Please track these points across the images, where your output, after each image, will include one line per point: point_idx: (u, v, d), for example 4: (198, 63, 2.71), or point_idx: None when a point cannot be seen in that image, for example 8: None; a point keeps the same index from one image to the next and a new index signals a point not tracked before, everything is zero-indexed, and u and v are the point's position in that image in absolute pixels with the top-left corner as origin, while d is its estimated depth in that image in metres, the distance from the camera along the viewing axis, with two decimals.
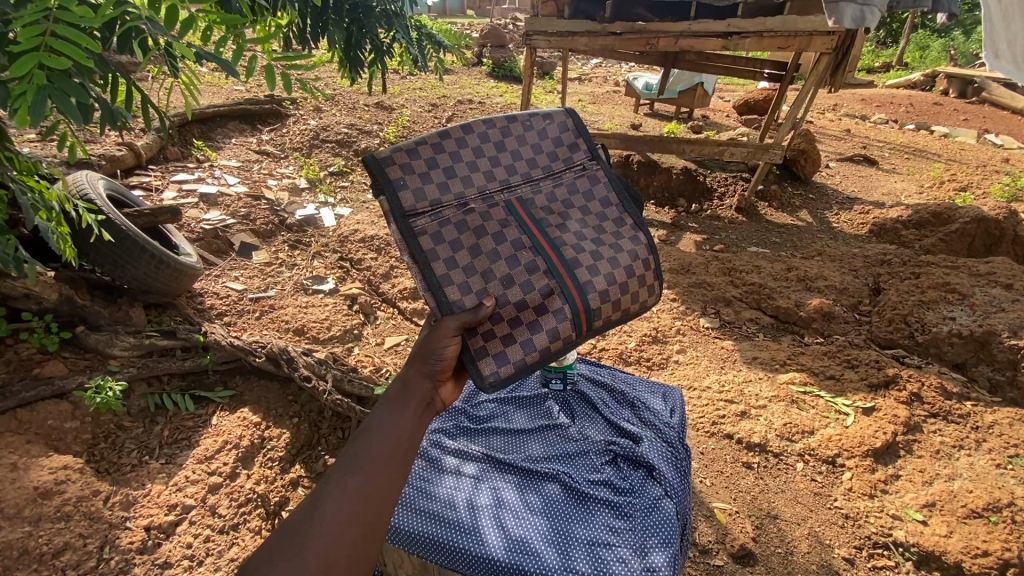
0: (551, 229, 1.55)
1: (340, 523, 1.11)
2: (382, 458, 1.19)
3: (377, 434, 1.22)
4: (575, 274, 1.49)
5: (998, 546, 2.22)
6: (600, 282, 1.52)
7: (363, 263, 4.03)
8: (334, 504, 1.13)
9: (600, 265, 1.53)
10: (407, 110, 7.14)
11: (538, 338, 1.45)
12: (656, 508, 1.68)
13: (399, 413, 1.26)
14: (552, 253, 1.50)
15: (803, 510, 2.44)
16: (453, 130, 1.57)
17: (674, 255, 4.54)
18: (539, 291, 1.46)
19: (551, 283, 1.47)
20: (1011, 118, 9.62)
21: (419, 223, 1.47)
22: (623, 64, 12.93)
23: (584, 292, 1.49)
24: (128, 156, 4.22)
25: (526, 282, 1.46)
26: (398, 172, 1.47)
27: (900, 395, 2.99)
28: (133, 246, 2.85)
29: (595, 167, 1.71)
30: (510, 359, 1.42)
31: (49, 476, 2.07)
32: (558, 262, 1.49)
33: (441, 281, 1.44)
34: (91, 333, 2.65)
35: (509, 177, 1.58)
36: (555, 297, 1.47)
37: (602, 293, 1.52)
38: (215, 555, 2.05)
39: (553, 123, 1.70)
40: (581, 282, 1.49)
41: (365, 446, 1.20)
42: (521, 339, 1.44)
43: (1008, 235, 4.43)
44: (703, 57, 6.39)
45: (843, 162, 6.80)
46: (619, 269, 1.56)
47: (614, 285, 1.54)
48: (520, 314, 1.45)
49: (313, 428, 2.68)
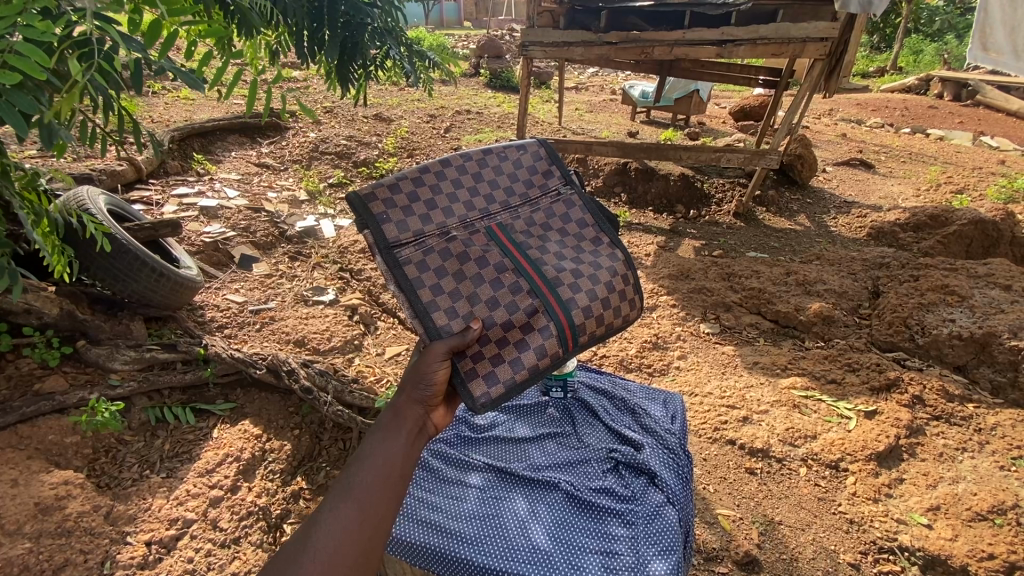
0: (533, 251, 1.56)
1: (336, 549, 1.12)
2: (378, 484, 1.21)
3: (372, 461, 1.24)
4: (558, 292, 1.50)
5: (1003, 548, 2.21)
6: (584, 298, 1.52)
7: (363, 273, 4.06)
8: (330, 526, 1.14)
9: (582, 282, 1.54)
10: (405, 121, 7.19)
11: (525, 356, 1.45)
12: (657, 516, 1.68)
13: (393, 439, 1.28)
14: (535, 274, 1.51)
15: (808, 516, 2.43)
16: (432, 165, 1.60)
17: (672, 261, 4.56)
18: (524, 310, 1.46)
19: (535, 302, 1.48)
20: (1006, 120, 9.65)
21: (404, 254, 1.49)
22: (618, 75, 13.11)
23: (569, 309, 1.49)
24: (128, 170, 4.25)
25: (511, 303, 1.47)
26: (381, 207, 1.50)
27: (901, 399, 2.99)
28: (133, 260, 2.85)
29: (569, 192, 1.74)
30: (500, 378, 1.42)
31: (50, 491, 2.07)
32: (542, 281, 1.50)
33: (428, 307, 1.45)
34: (92, 348, 2.64)
35: (488, 206, 1.61)
36: (541, 315, 1.47)
37: (585, 309, 1.52)
38: (216, 570, 2.04)
39: (527, 153, 1.74)
40: (564, 300, 1.50)
41: (360, 472, 1.22)
42: (509, 358, 1.44)
43: (1005, 236, 4.46)
44: (697, 66, 6.48)
45: (839, 166, 6.84)
46: (600, 284, 1.57)
47: (596, 301, 1.54)
48: (505, 336, 1.45)
49: (314, 440, 2.69)
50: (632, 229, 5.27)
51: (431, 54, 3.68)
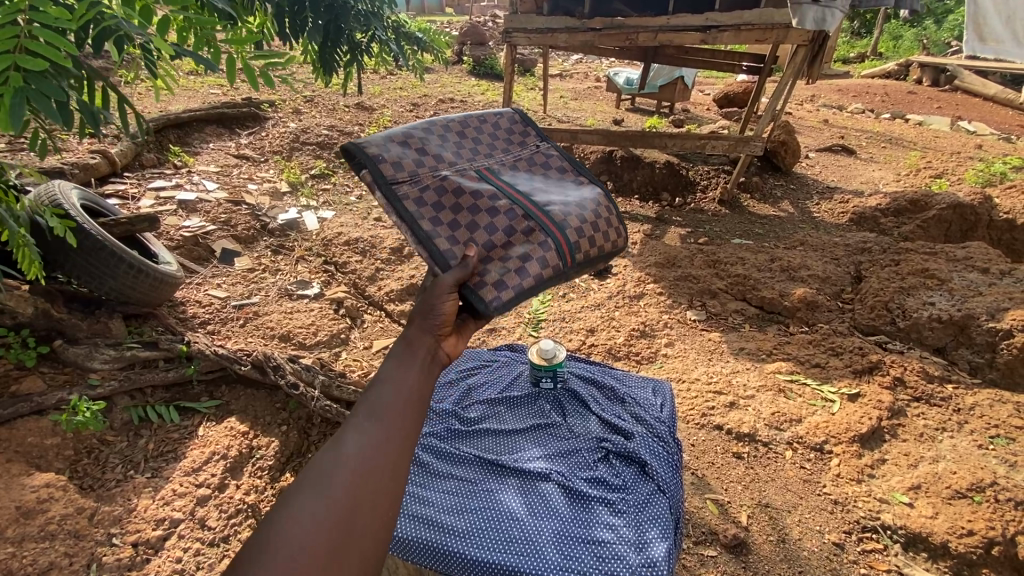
0: (522, 187, 1.61)
1: (363, 474, 1.02)
2: (401, 405, 1.11)
3: (395, 384, 1.14)
4: (551, 215, 1.54)
5: (982, 525, 2.27)
6: (576, 219, 1.55)
7: (348, 266, 4.00)
8: (356, 453, 1.03)
9: (572, 208, 1.58)
10: (388, 110, 7.07)
11: (529, 267, 1.45)
12: (649, 505, 1.70)
13: (408, 367, 1.18)
14: (526, 201, 1.55)
15: (794, 498, 2.48)
16: (420, 122, 1.67)
17: (659, 249, 4.57)
18: (523, 229, 1.49)
19: (532, 223, 1.50)
20: (983, 105, 9.85)
21: (401, 191, 1.51)
22: (602, 62, 13.04)
23: (564, 227, 1.53)
24: (102, 163, 4.13)
25: (509, 225, 1.49)
26: (376, 150, 1.53)
27: (883, 381, 3.05)
28: (109, 256, 2.78)
29: (547, 147, 1.82)
30: (507, 285, 1.41)
31: (31, 495, 2.02)
32: (535, 207, 1.53)
33: (429, 234, 1.47)
34: (70, 347, 2.58)
35: (474, 153, 1.67)
36: (539, 232, 1.49)
37: (579, 229, 1.55)
38: (205, 569, 2.03)
39: (505, 117, 1.83)
40: (558, 221, 1.53)
41: (381, 398, 1.11)
42: (513, 268, 1.44)
43: (983, 219, 4.55)
44: (682, 52, 6.44)
45: (822, 152, 6.91)
46: (589, 211, 1.61)
47: (587, 221, 1.57)
48: (504, 253, 1.45)
49: (303, 435, 2.66)
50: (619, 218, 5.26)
51: (421, 35, 3.60)
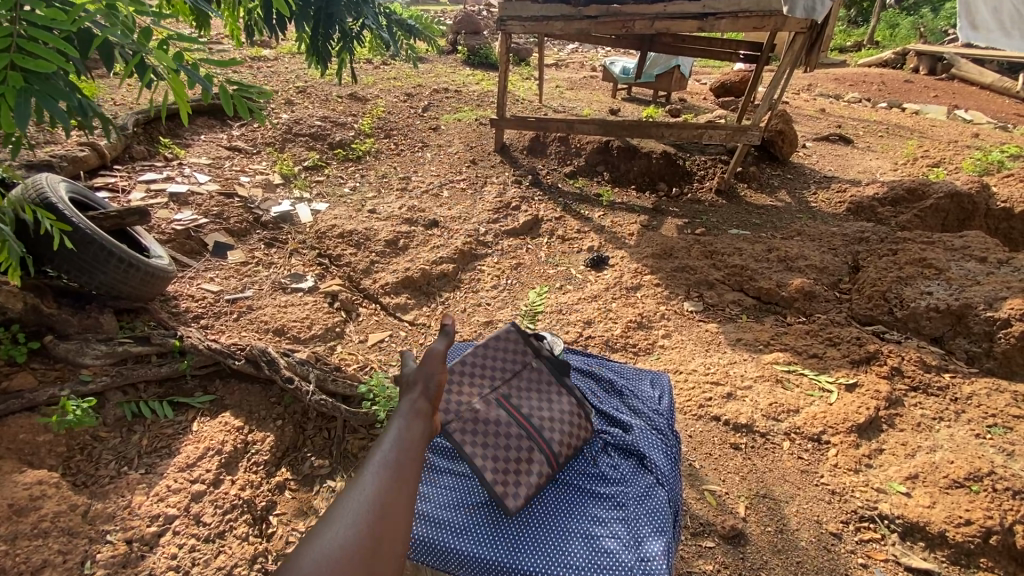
0: (524, 410, 1.78)
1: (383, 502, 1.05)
2: (403, 455, 1.16)
3: (395, 441, 1.19)
4: (546, 433, 1.74)
5: (980, 514, 2.28)
6: (564, 430, 1.77)
7: (343, 258, 3.95)
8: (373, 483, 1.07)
9: (561, 422, 1.78)
10: (382, 101, 6.98)
11: (530, 481, 1.66)
12: (648, 497, 1.69)
13: (414, 425, 1.26)
14: (527, 425, 1.74)
15: (791, 488, 2.48)
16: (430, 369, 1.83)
17: (656, 240, 4.54)
18: (523, 451, 1.69)
19: (533, 449, 1.70)
20: (980, 93, 9.82)
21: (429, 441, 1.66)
22: (597, 51, 12.91)
23: (554, 442, 1.74)
24: (91, 156, 4.06)
25: (514, 451, 1.69)
26: None
27: (880, 370, 3.05)
28: (99, 250, 2.72)
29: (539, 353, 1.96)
30: (517, 494, 1.63)
31: (23, 492, 1.99)
32: (533, 431, 1.73)
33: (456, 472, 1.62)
34: (61, 342, 2.54)
35: (480, 372, 1.84)
36: (536, 453, 1.70)
37: (568, 440, 1.77)
38: (201, 565, 2.01)
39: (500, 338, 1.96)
40: (551, 439, 1.73)
41: (393, 448, 1.17)
42: (520, 484, 1.64)
43: (980, 208, 4.55)
44: (679, 40, 6.37)
45: (819, 141, 6.88)
46: (574, 419, 1.81)
47: (575, 432, 1.80)
48: (521, 477, 1.65)
49: (298, 430, 2.64)
50: (615, 208, 5.22)
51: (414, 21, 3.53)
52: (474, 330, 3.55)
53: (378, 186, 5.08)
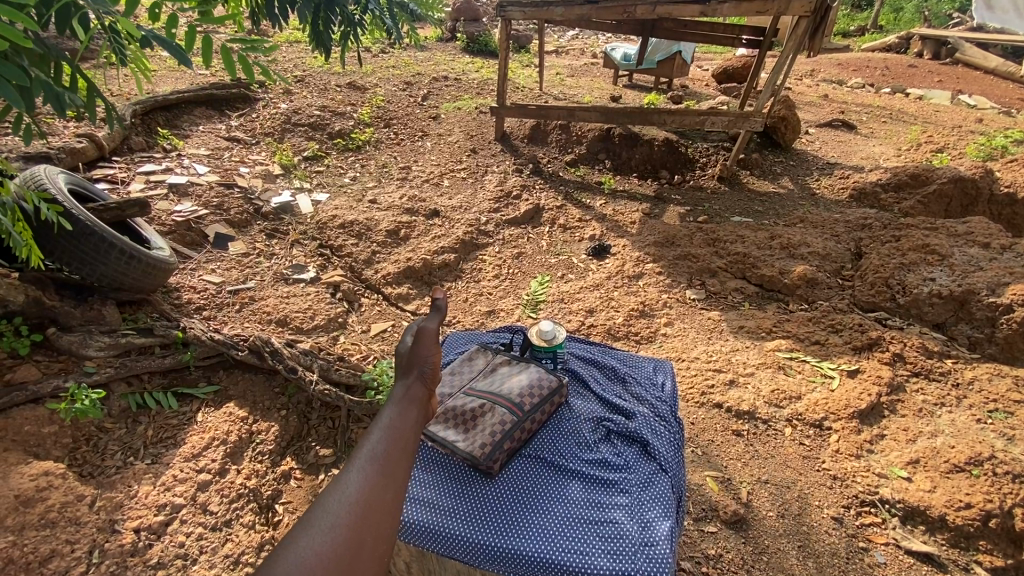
0: (485, 385, 1.93)
1: (366, 500, 1.02)
2: (392, 448, 1.14)
3: (385, 433, 1.17)
4: (501, 393, 1.86)
5: (980, 498, 2.29)
6: (518, 387, 1.89)
7: (344, 249, 3.95)
8: (357, 482, 1.04)
9: (516, 384, 1.90)
10: (381, 90, 6.91)
11: (493, 433, 1.75)
12: (651, 483, 1.70)
13: (405, 414, 1.26)
14: (485, 393, 1.88)
15: (792, 474, 2.49)
16: None
17: (658, 228, 4.52)
18: (483, 411, 1.81)
19: (492, 406, 1.82)
20: (983, 78, 9.76)
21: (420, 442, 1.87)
22: (597, 38, 12.74)
23: (510, 396, 1.85)
24: (89, 147, 4.04)
25: (477, 413, 1.82)
26: None
27: (882, 357, 3.06)
28: (100, 242, 2.72)
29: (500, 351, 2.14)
30: (482, 443, 1.73)
31: (30, 483, 2.01)
32: (491, 395, 1.86)
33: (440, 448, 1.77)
34: (64, 334, 2.54)
35: (451, 376, 2.04)
36: (493, 408, 1.82)
37: (525, 395, 1.86)
38: (209, 553, 2.05)
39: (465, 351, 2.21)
40: (506, 395, 1.85)
41: (380, 440, 1.15)
42: (484, 436, 1.74)
43: (984, 193, 4.53)
44: (680, 25, 6.30)
45: (822, 128, 6.82)
46: (528, 379, 1.92)
47: (535, 387, 1.89)
48: (482, 429, 1.76)
49: (302, 420, 2.65)
50: (617, 197, 5.19)
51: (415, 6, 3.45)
52: (476, 320, 3.56)
53: (378, 177, 5.05)
